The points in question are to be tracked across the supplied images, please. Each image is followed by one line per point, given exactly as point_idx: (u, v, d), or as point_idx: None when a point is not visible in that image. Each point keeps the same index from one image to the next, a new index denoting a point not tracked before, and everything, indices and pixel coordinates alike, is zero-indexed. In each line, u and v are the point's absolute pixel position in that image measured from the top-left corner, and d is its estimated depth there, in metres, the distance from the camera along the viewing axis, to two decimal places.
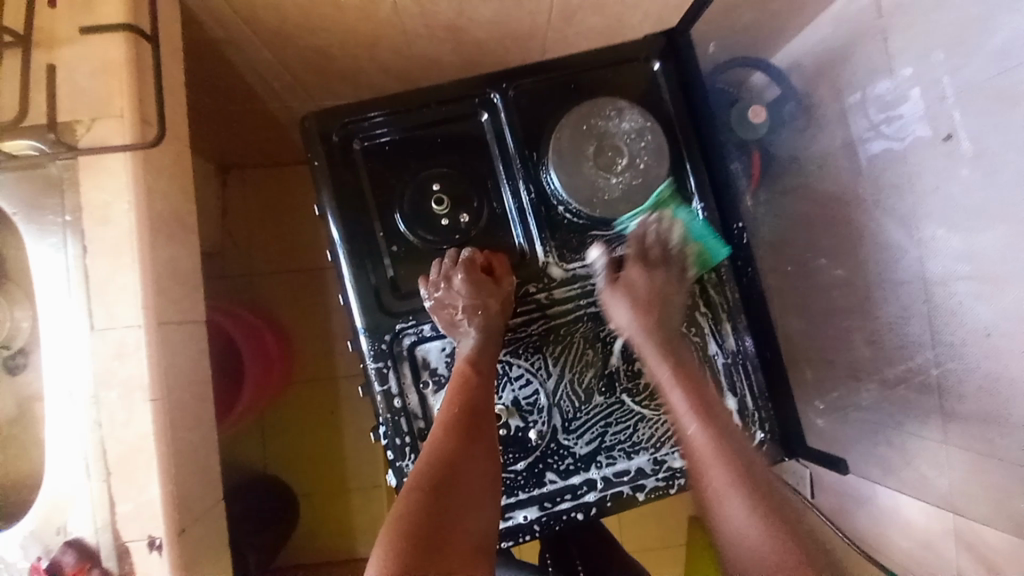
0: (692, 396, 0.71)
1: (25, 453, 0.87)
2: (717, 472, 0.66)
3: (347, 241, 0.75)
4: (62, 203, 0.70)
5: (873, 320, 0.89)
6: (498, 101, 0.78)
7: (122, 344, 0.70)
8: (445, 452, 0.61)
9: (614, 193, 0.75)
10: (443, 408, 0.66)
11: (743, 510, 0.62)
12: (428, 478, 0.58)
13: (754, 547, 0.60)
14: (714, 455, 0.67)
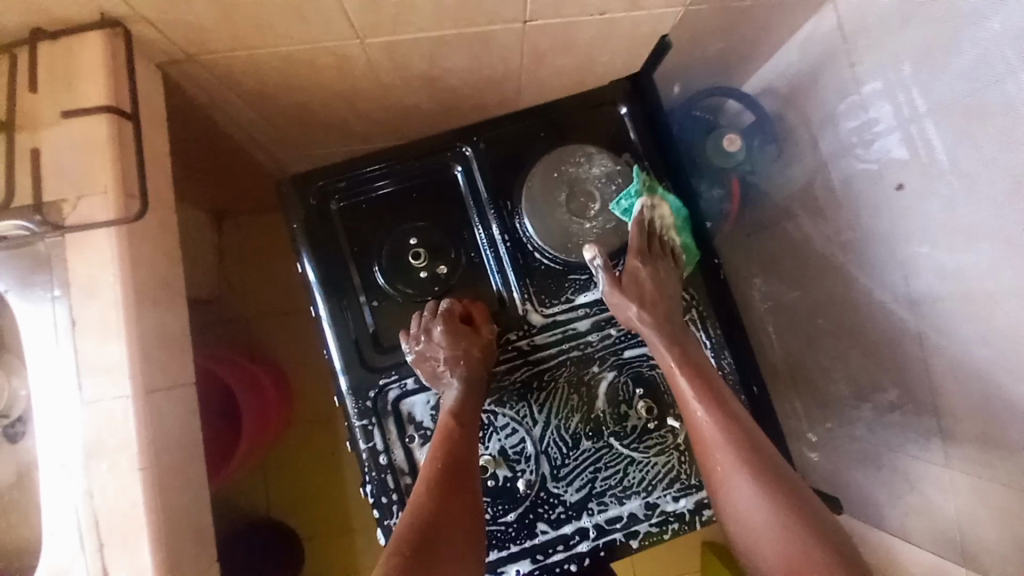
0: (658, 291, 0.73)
1: (22, 521, 0.88)
2: (723, 454, 0.66)
3: (328, 301, 0.76)
4: (51, 279, 0.72)
5: (862, 341, 0.88)
6: (470, 153, 0.80)
7: (111, 416, 0.70)
8: (430, 514, 0.60)
9: (590, 236, 0.77)
10: (428, 464, 0.64)
11: (754, 498, 0.63)
12: (412, 542, 0.57)
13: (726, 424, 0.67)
14: (722, 441, 0.66)
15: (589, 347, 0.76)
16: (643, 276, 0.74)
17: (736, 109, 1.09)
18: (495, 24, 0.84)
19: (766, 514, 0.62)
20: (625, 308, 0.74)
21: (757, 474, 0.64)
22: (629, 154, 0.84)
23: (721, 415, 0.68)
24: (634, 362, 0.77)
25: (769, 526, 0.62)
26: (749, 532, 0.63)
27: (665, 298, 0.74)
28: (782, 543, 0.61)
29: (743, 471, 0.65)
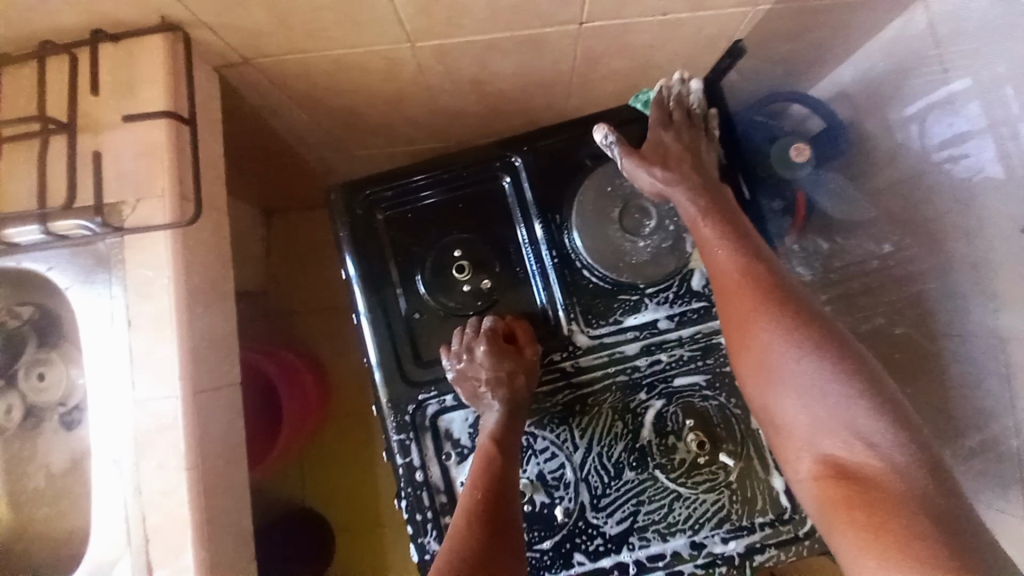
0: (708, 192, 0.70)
1: (78, 503, 0.93)
2: (746, 300, 0.64)
3: (370, 311, 0.75)
4: (109, 278, 0.75)
5: (940, 380, 0.80)
6: (520, 164, 0.77)
7: (161, 415, 0.72)
8: (470, 544, 0.56)
9: (643, 255, 0.73)
10: (470, 493, 0.61)
11: (776, 330, 0.62)
12: (452, 573, 0.53)
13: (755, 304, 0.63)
14: (746, 287, 0.64)
15: (637, 372, 0.72)
16: (665, 141, 0.72)
17: (804, 115, 0.99)
18: (550, 26, 0.80)
19: (790, 356, 0.60)
20: (645, 175, 0.70)
21: (778, 307, 0.62)
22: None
23: (739, 250, 0.66)
24: (685, 391, 0.72)
25: (798, 369, 0.60)
26: (779, 397, 0.62)
27: (691, 166, 0.71)
28: (812, 395, 0.59)
29: (761, 304, 0.63)
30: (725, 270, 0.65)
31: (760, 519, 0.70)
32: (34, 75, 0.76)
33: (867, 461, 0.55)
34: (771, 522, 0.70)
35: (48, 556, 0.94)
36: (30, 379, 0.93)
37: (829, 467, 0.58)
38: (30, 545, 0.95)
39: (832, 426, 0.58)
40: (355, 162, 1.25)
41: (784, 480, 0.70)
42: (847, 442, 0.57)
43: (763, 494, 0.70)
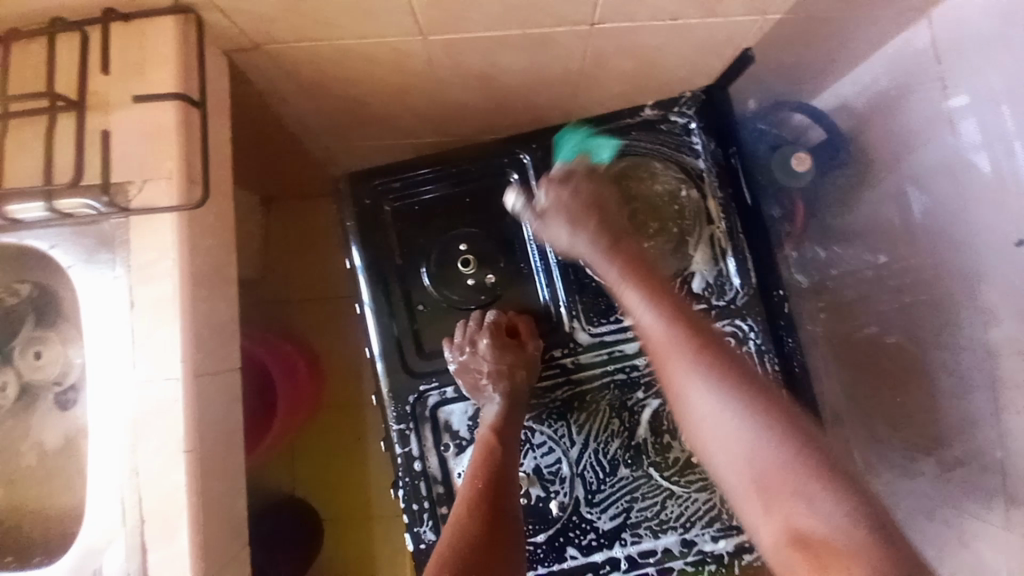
0: (642, 284, 0.66)
1: (69, 483, 0.92)
2: (677, 359, 0.61)
3: (374, 300, 0.75)
4: (113, 258, 0.75)
5: (929, 389, 0.82)
6: (528, 161, 0.78)
7: (161, 396, 0.72)
8: (471, 534, 0.55)
9: (647, 257, 0.74)
10: (470, 482, 0.62)
11: (707, 388, 0.58)
12: (451, 563, 0.52)
13: (730, 457, 0.56)
14: (675, 347, 0.61)
15: (636, 371, 0.73)
16: (562, 196, 0.71)
17: (806, 125, 1.00)
18: (560, 26, 0.81)
19: (728, 418, 0.57)
20: (558, 232, 0.70)
21: (699, 363, 0.59)
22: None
23: (663, 309, 0.63)
24: None
25: (734, 426, 0.56)
26: (725, 466, 0.57)
27: (604, 221, 0.70)
28: (754, 451, 0.55)
29: (691, 364, 0.59)
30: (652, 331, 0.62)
31: None
32: (42, 51, 0.76)
33: (831, 525, 0.50)
34: None
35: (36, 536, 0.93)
36: (26, 358, 0.92)
37: (790, 533, 0.52)
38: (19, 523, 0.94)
39: (780, 493, 0.53)
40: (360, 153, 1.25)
41: None
42: (799, 503, 0.52)
43: None
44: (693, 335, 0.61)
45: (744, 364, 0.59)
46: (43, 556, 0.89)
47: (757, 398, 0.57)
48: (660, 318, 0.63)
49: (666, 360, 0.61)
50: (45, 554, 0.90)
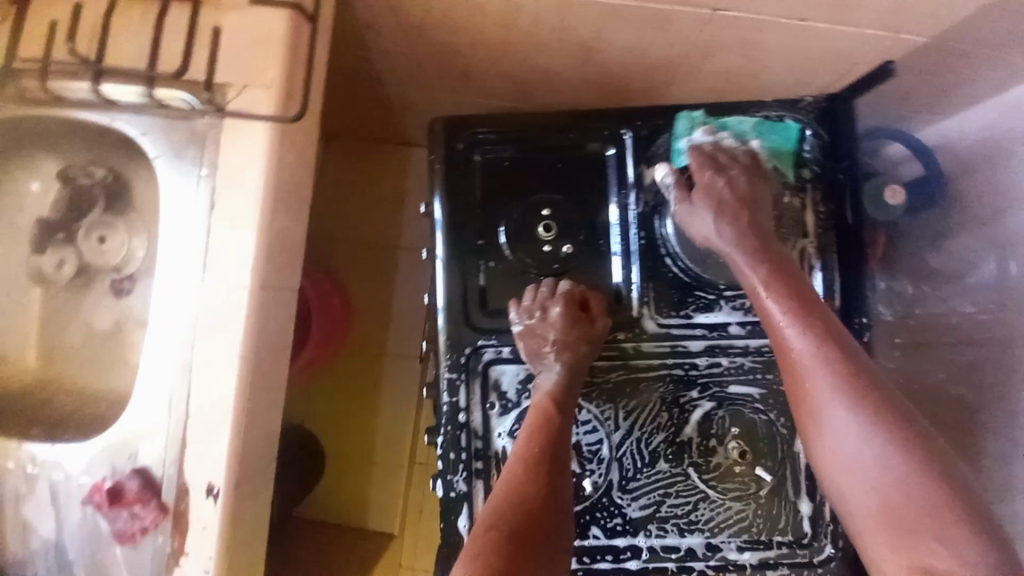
0: (787, 294, 0.64)
1: (105, 371, 0.91)
2: (818, 381, 0.62)
3: (448, 247, 0.75)
4: (201, 156, 0.75)
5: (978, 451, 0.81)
6: (628, 139, 0.76)
7: (227, 300, 0.73)
8: (528, 497, 0.58)
9: (732, 258, 0.72)
10: (522, 444, 0.62)
11: (849, 416, 0.60)
12: (508, 522, 0.55)
13: (862, 483, 0.59)
14: (819, 371, 0.62)
15: (694, 370, 0.72)
16: (717, 183, 0.68)
17: (902, 159, 0.95)
18: (683, 7, 0.78)
19: (865, 446, 0.59)
20: (699, 224, 0.69)
21: (855, 393, 0.60)
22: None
23: (814, 331, 0.63)
24: (736, 400, 0.72)
25: (869, 454, 0.59)
26: (852, 491, 0.60)
27: (751, 219, 0.67)
28: (883, 476, 0.58)
29: (836, 390, 0.61)
30: (794, 352, 0.63)
31: (778, 538, 0.71)
32: None
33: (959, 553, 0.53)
34: (788, 542, 0.71)
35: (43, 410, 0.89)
36: (89, 240, 0.93)
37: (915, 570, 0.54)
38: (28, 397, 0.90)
39: (909, 521, 0.56)
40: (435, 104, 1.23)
41: (811, 506, 0.71)
42: (936, 544, 0.54)
43: (786, 515, 0.71)
44: (845, 359, 0.62)
45: (888, 392, 0.60)
46: (46, 433, 0.85)
47: (900, 426, 0.58)
48: (810, 341, 0.63)
49: (807, 383, 0.62)
50: (50, 428, 0.86)
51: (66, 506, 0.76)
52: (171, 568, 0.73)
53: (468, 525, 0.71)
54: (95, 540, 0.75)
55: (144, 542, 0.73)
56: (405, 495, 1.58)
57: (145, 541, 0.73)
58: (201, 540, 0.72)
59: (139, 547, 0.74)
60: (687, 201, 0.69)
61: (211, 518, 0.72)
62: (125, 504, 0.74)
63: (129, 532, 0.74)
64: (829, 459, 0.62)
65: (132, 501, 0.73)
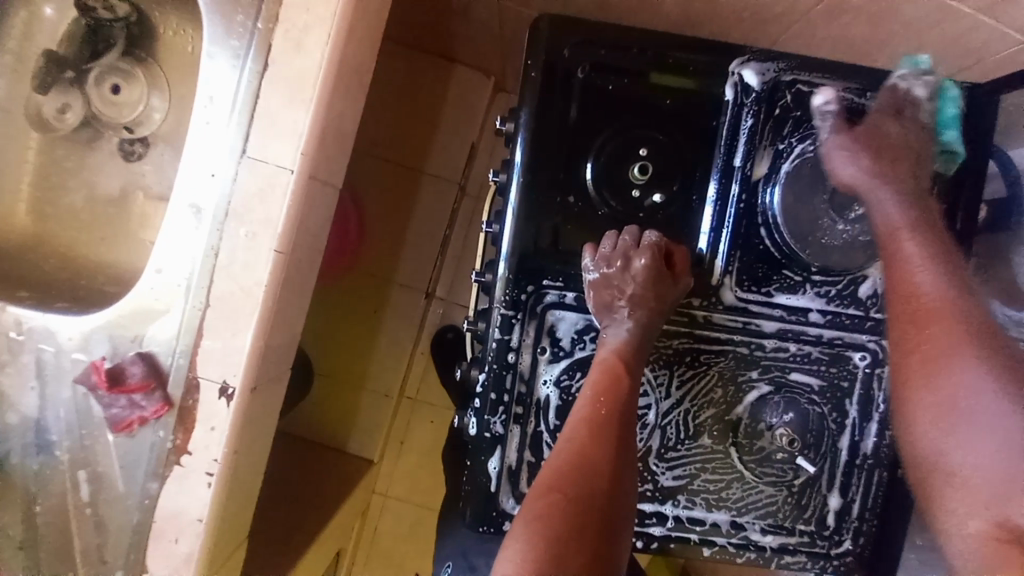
0: (930, 243, 0.61)
1: (103, 242, 0.82)
2: (942, 327, 0.58)
3: (527, 170, 0.67)
4: (257, 7, 0.63)
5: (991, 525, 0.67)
6: (754, 84, 0.65)
7: (268, 183, 0.64)
8: (593, 459, 0.57)
9: (836, 240, 0.65)
10: (587, 405, 0.61)
11: (978, 365, 0.56)
12: (572, 484, 0.56)
13: (969, 433, 0.54)
14: (953, 317, 0.58)
15: (759, 350, 0.68)
16: (886, 126, 0.63)
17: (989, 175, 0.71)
18: None
19: (992, 398, 0.54)
20: (845, 161, 0.62)
21: (983, 348, 0.56)
22: (925, 164, 0.67)
23: (944, 278, 0.60)
24: (795, 387, 0.69)
25: (996, 409, 0.53)
26: (953, 441, 0.55)
27: (906, 165, 0.63)
28: (990, 435, 0.53)
29: (964, 338, 0.57)
30: (931, 295, 0.60)
31: (801, 527, 0.71)
32: None
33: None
34: (811, 532, 0.71)
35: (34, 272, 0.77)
36: (102, 88, 0.81)
37: (1001, 528, 0.50)
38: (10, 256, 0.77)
39: (1022, 471, 0.51)
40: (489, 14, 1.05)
41: (840, 503, 0.71)
42: None
43: (814, 506, 0.71)
44: (978, 317, 0.58)
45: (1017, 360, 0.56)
46: (35, 300, 0.73)
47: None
48: (945, 286, 0.59)
49: (931, 324, 0.59)
50: (36, 295, 0.74)
51: (54, 383, 0.69)
52: (170, 465, 0.67)
53: (498, 468, 0.68)
54: (85, 422, 0.69)
55: (142, 433, 0.67)
56: (391, 425, 1.56)
57: (143, 432, 0.67)
58: (208, 441, 0.66)
59: (135, 437, 0.68)
60: (840, 130, 0.63)
61: (221, 420, 0.66)
62: (125, 390, 0.66)
63: (126, 421, 0.67)
64: (930, 412, 0.58)
65: (132, 388, 0.66)
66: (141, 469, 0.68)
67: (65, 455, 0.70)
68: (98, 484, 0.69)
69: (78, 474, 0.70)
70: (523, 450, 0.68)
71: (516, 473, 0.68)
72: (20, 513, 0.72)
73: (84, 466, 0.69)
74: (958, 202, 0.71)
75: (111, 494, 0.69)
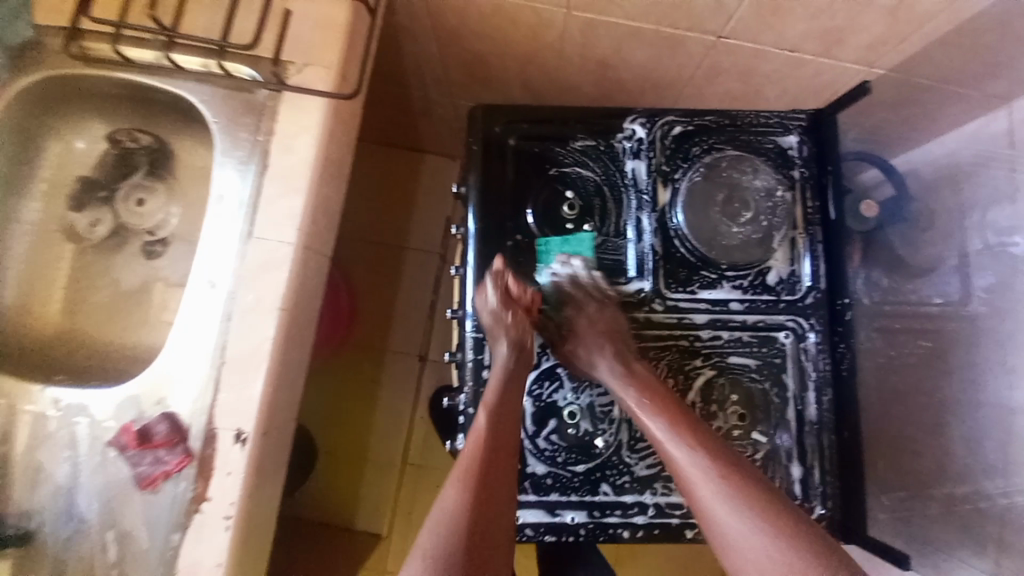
0: (637, 380, 0.73)
1: (131, 329, 0.94)
2: (682, 457, 0.67)
3: (480, 220, 0.82)
4: (257, 126, 0.81)
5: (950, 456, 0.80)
6: (643, 133, 0.83)
7: (270, 255, 0.78)
8: (487, 451, 0.68)
9: (733, 240, 0.80)
10: (484, 404, 0.72)
11: (736, 508, 0.63)
12: (471, 475, 0.66)
13: (748, 542, 0.61)
14: (679, 444, 0.68)
15: (698, 341, 0.80)
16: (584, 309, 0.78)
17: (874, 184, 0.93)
18: (691, 30, 0.82)
19: (745, 519, 0.62)
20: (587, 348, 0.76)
21: (706, 452, 0.67)
22: (798, 169, 0.83)
23: (663, 413, 0.71)
24: (735, 369, 0.80)
25: (762, 544, 0.61)
26: (745, 544, 0.61)
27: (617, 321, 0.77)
28: (760, 547, 0.61)
29: (694, 458, 0.67)
30: (691, 474, 0.66)
31: None
32: None
33: None
34: None
35: (58, 358, 0.91)
36: (128, 202, 0.98)
37: None
38: (43, 347, 0.91)
39: None
40: (446, 110, 1.28)
41: (801, 470, 0.79)
42: None
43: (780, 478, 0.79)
44: (693, 430, 0.69)
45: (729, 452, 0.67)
46: (70, 380, 0.89)
47: (752, 483, 0.65)
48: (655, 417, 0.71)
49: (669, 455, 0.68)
50: (71, 376, 0.90)
51: (87, 451, 0.77)
52: (190, 514, 0.74)
53: None
54: (112, 485, 0.76)
55: (165, 487, 0.75)
56: (397, 493, 1.57)
57: (166, 486, 0.75)
58: (225, 487, 0.74)
59: (159, 493, 0.75)
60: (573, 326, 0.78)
61: (237, 464, 0.74)
62: (151, 446, 0.75)
63: (151, 477, 0.75)
64: (718, 533, 0.64)
65: (158, 444, 0.75)
66: (164, 523, 0.74)
67: (93, 522, 0.76)
68: (123, 544, 0.75)
69: (105, 536, 0.75)
70: None
71: None
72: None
73: (112, 527, 0.75)
74: (832, 193, 0.83)
75: (134, 554, 0.74)
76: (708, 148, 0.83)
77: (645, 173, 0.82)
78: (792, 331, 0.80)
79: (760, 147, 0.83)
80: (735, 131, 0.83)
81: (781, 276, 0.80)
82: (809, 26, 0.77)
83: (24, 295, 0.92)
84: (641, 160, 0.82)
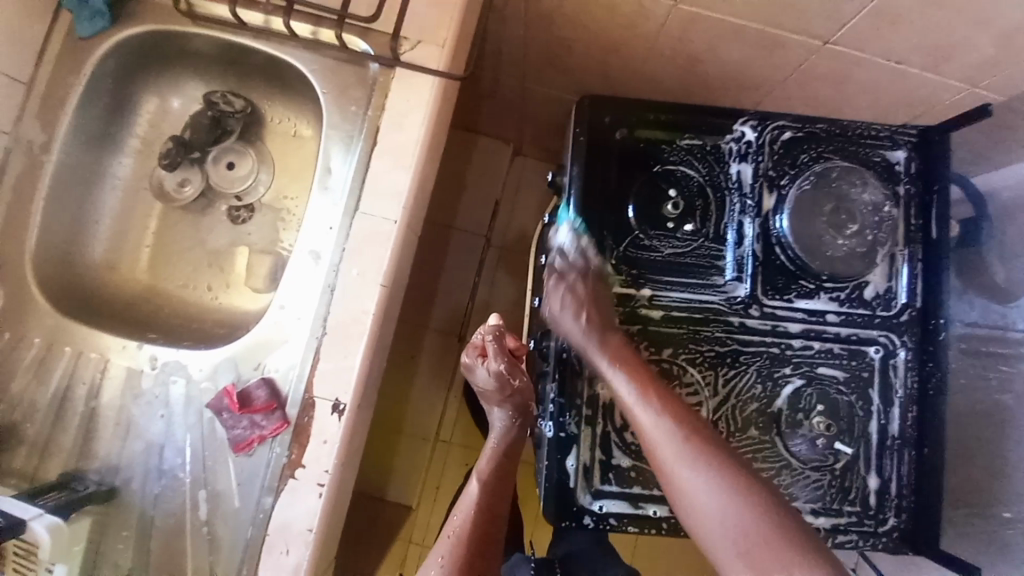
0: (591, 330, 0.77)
1: (213, 292, 0.95)
2: (642, 413, 0.72)
3: (581, 211, 0.82)
4: (367, 101, 0.81)
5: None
6: (752, 136, 0.82)
7: (374, 231, 0.78)
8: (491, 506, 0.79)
9: (838, 252, 0.79)
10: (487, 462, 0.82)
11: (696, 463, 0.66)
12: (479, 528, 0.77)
13: (704, 495, 0.64)
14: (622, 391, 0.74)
15: (789, 350, 0.80)
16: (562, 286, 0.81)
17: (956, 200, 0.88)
18: (796, 34, 0.80)
19: (693, 469, 0.66)
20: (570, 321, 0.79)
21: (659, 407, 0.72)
22: (904, 186, 0.83)
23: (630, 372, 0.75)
24: (825, 380, 0.80)
25: (714, 497, 0.64)
26: (698, 496, 0.65)
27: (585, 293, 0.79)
28: (717, 504, 0.63)
29: (644, 407, 0.72)
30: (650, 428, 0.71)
31: (848, 508, 0.80)
32: None
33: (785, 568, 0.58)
34: (857, 513, 0.81)
35: (143, 314, 0.91)
36: (217, 166, 0.98)
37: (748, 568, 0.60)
38: (129, 303, 0.92)
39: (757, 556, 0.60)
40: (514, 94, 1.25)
41: (878, 482, 0.81)
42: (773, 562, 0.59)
43: (857, 489, 0.81)
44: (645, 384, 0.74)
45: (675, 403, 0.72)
46: (162, 337, 0.88)
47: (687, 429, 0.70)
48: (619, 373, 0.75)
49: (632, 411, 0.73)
50: (162, 335, 0.89)
51: (183, 410, 0.79)
52: (285, 478, 0.76)
53: (574, 466, 0.79)
54: (208, 444, 0.78)
55: (260, 451, 0.77)
56: (426, 470, 1.61)
57: (261, 449, 0.77)
58: (320, 455, 0.76)
59: (253, 456, 0.77)
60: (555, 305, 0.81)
61: (332, 433, 0.76)
62: (250, 411, 0.76)
63: (247, 439, 0.76)
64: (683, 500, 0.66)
65: (257, 408, 0.76)
66: (257, 485, 0.76)
67: (185, 478, 0.78)
68: (215, 502, 0.77)
69: (198, 494, 0.77)
70: (594, 449, 0.80)
71: (590, 470, 0.79)
72: (84, 545, 0.77)
73: (203, 486, 0.77)
74: (937, 213, 0.82)
75: (226, 512, 0.77)
76: (818, 157, 0.82)
77: (753, 176, 0.82)
78: (883, 347, 0.81)
79: (869, 159, 0.83)
80: (846, 140, 0.82)
81: (878, 291, 0.81)
82: (922, 41, 0.75)
83: (115, 251, 0.93)
84: (749, 163, 0.82)
